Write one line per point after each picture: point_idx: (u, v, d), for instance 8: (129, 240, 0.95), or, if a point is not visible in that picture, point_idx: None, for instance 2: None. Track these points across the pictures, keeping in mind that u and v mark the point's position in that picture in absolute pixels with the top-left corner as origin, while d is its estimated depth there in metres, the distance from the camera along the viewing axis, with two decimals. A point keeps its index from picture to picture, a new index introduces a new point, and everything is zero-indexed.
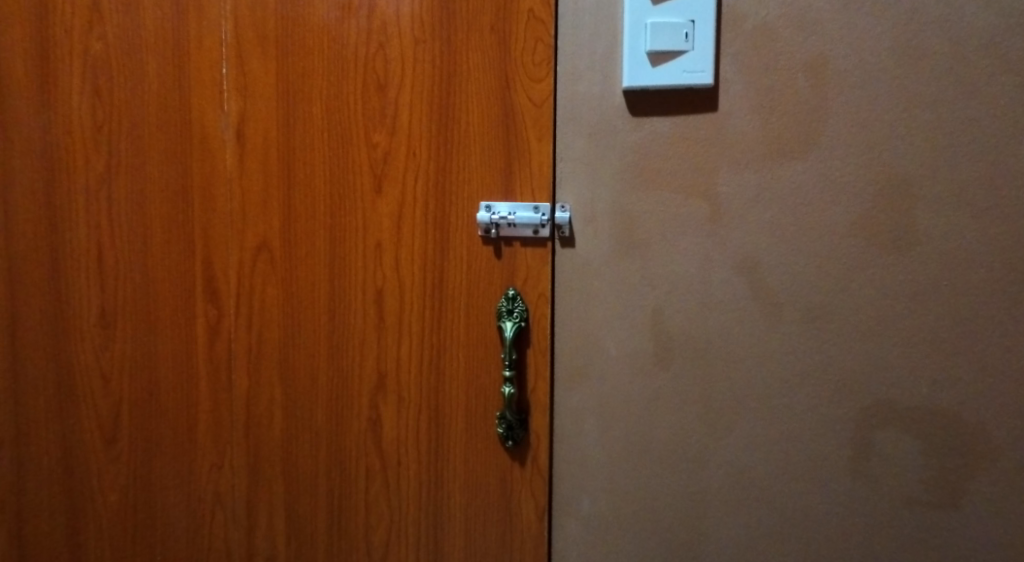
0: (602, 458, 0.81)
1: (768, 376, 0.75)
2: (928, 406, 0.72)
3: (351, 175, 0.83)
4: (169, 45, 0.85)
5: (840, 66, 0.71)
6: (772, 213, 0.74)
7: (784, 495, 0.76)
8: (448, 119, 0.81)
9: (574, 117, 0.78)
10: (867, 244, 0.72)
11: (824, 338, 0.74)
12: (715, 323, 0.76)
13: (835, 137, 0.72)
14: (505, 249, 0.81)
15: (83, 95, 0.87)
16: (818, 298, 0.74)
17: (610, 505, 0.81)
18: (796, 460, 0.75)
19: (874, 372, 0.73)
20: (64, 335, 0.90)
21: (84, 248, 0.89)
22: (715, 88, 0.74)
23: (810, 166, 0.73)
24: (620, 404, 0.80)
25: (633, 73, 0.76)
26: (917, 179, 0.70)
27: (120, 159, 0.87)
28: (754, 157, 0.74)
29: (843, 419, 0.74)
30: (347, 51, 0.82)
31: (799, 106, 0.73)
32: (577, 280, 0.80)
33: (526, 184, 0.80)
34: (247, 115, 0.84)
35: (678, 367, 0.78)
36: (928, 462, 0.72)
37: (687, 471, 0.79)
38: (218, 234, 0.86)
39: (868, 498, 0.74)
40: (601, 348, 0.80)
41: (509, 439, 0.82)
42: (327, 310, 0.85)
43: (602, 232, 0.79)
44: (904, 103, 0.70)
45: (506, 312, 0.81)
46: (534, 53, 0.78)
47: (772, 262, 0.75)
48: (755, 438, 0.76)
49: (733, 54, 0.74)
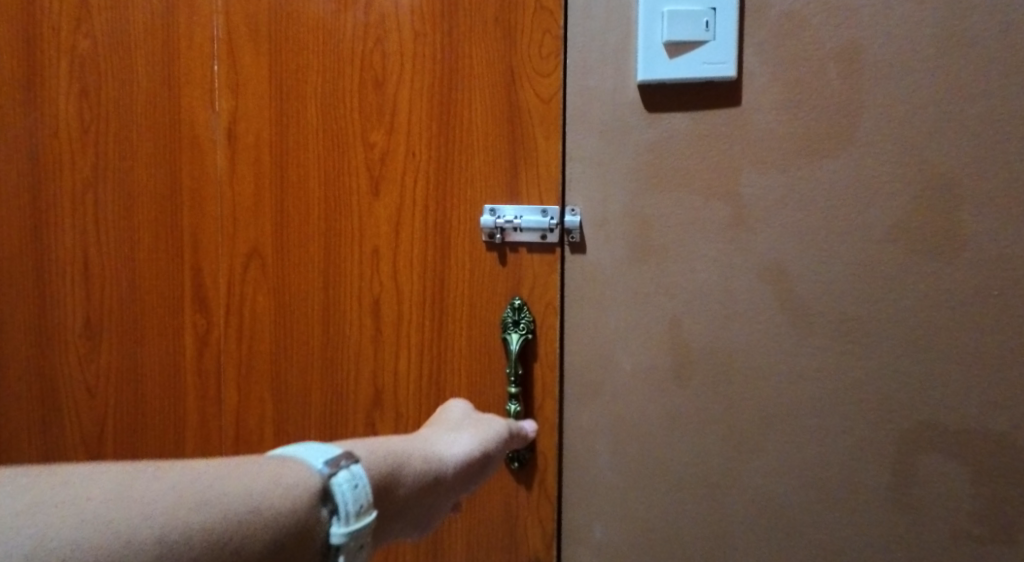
0: (615, 483, 0.75)
1: (797, 394, 0.69)
2: (980, 429, 0.64)
3: (346, 178, 0.78)
4: (159, 42, 0.81)
5: (875, 55, 0.65)
6: (801, 215, 0.67)
7: (815, 525, 0.69)
8: (449, 117, 0.75)
9: (585, 114, 0.73)
10: (907, 250, 0.65)
11: (858, 354, 0.67)
12: (738, 336, 0.70)
13: (871, 132, 0.65)
14: (510, 256, 0.75)
15: (71, 94, 0.83)
16: (854, 308, 0.67)
17: (624, 533, 0.75)
18: (827, 487, 0.68)
19: (916, 391, 0.66)
20: (50, 346, 0.86)
21: (69, 255, 0.85)
22: (737, 81, 0.68)
23: (842, 165, 0.66)
24: (635, 424, 0.74)
25: (649, 65, 0.69)
26: (965, 178, 0.63)
27: (107, 161, 0.83)
28: (781, 154, 0.67)
29: (882, 443, 0.67)
30: (343, 46, 0.77)
31: (830, 99, 0.66)
32: (588, 289, 0.74)
33: (532, 187, 0.74)
34: (239, 114, 0.80)
35: (699, 384, 0.71)
36: (980, 492, 0.64)
37: (707, 497, 0.72)
38: (208, 240, 0.82)
39: (910, 531, 0.66)
40: (614, 363, 0.74)
41: (515, 459, 0.76)
42: (321, 321, 0.80)
43: (615, 237, 0.73)
44: (949, 94, 0.63)
45: (512, 324, 0.75)
46: (541, 45, 0.73)
47: (800, 269, 0.68)
48: (781, 462, 0.69)
49: (757, 44, 0.67)
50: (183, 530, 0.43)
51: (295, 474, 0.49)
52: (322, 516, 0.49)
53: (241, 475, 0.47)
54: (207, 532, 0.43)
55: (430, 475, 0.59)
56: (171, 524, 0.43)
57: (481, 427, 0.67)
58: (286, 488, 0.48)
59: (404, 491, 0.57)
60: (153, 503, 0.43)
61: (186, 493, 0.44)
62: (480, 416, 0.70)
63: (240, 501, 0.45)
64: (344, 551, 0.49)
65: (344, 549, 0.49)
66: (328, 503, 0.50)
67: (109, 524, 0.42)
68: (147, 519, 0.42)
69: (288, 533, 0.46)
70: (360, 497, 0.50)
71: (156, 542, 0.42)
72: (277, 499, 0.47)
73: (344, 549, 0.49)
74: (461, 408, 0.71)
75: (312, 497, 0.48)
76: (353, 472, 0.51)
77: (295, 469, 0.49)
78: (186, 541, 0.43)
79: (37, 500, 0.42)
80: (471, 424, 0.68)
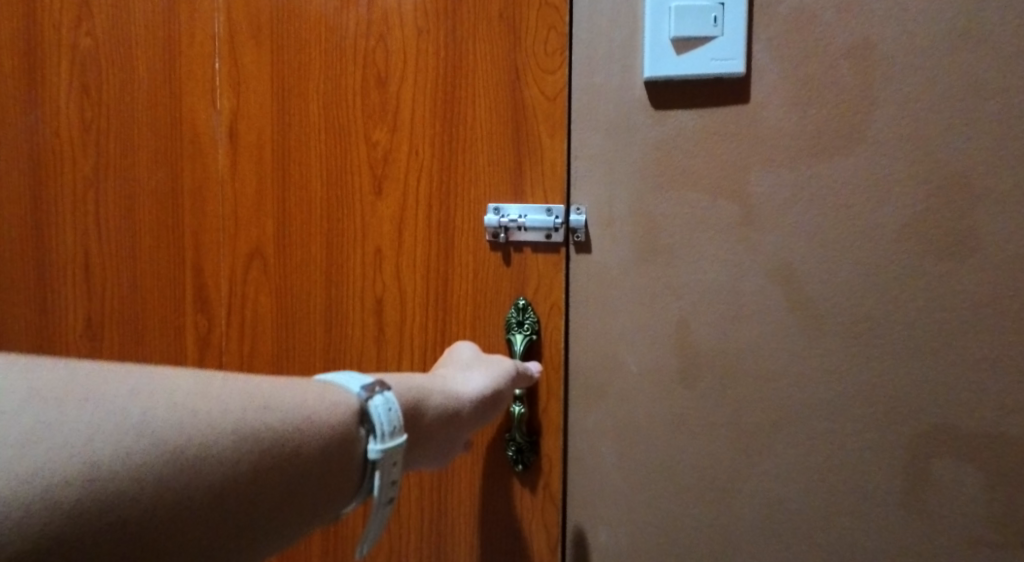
0: (621, 486, 0.74)
1: (807, 397, 0.67)
2: (995, 434, 0.63)
3: (349, 176, 0.77)
4: (159, 39, 0.81)
5: (888, 51, 0.63)
6: (811, 214, 0.66)
7: (826, 530, 0.68)
8: (453, 115, 0.74)
9: (590, 111, 0.71)
10: (920, 250, 0.63)
11: (870, 356, 0.65)
12: (746, 338, 0.68)
13: (884, 130, 0.64)
14: (514, 255, 0.74)
15: (71, 92, 0.83)
16: (865, 310, 0.65)
17: (630, 537, 0.74)
18: (837, 491, 0.67)
19: (929, 394, 0.64)
20: (52, 347, 0.86)
21: (71, 256, 0.84)
22: (746, 78, 0.67)
23: (854, 163, 0.65)
24: (641, 426, 0.72)
25: (656, 61, 0.68)
26: (980, 176, 0.62)
27: (109, 161, 0.83)
28: (790, 152, 0.66)
29: (894, 447, 0.65)
30: (345, 43, 0.76)
31: (841, 95, 0.64)
32: (593, 289, 0.73)
33: (537, 185, 0.73)
34: (240, 112, 0.79)
35: (706, 386, 0.70)
36: (995, 497, 0.63)
37: (714, 501, 0.71)
38: (209, 240, 0.81)
39: (923, 537, 0.65)
40: (620, 365, 0.73)
41: (519, 462, 0.75)
42: (323, 321, 0.79)
43: (621, 236, 0.71)
44: (964, 90, 0.62)
45: (516, 324, 0.74)
46: (546, 42, 0.71)
47: (810, 270, 0.66)
48: (791, 466, 0.68)
49: (767, 40, 0.66)
50: (255, 430, 0.46)
51: (335, 393, 0.52)
52: (359, 434, 0.52)
53: (293, 390, 0.50)
54: (274, 434, 0.47)
55: (450, 409, 0.61)
56: (245, 424, 0.46)
57: (490, 365, 0.69)
58: (332, 405, 0.51)
59: (426, 421, 0.59)
60: (228, 404, 0.46)
61: (255, 401, 0.48)
62: (488, 357, 0.70)
63: (299, 413, 0.49)
64: (380, 466, 0.52)
65: (380, 463, 0.52)
66: (365, 423, 0.52)
67: (185, 415, 0.44)
68: (225, 415, 0.46)
69: (334, 445, 0.50)
70: (395, 419, 0.53)
71: (235, 437, 0.45)
72: (326, 414, 0.50)
73: (381, 464, 0.52)
74: (469, 351, 0.72)
75: (354, 415, 0.52)
76: (387, 397, 0.53)
77: (334, 391, 0.53)
78: (256, 437, 0.46)
79: (131, 388, 0.44)
80: (479, 362, 0.69)
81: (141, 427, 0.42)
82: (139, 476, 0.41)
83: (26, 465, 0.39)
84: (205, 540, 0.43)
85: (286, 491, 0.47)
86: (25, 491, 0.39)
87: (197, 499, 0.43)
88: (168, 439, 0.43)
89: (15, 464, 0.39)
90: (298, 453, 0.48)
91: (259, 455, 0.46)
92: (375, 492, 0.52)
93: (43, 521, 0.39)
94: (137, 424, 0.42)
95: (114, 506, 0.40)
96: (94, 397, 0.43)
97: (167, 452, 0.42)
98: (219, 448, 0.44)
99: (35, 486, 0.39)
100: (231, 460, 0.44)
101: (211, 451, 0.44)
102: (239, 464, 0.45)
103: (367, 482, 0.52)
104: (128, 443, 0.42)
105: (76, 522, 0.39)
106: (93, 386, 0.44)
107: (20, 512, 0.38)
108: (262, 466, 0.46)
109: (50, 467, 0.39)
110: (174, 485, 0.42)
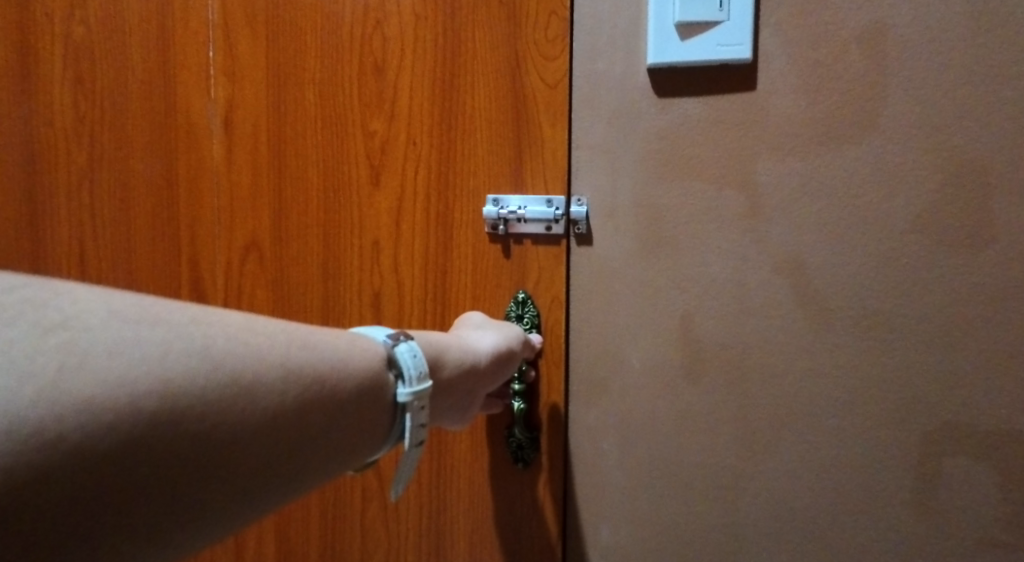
0: (623, 483, 0.72)
1: (815, 393, 0.65)
2: (1009, 433, 0.60)
3: (345, 166, 0.76)
4: (153, 27, 0.79)
5: (900, 35, 0.61)
6: (820, 205, 0.64)
7: (833, 530, 0.66)
8: (452, 104, 0.72)
9: (593, 99, 0.69)
10: (932, 243, 0.61)
11: (880, 351, 0.63)
12: (752, 332, 0.66)
13: (895, 117, 0.61)
14: (514, 247, 0.72)
15: (65, 83, 0.82)
16: (875, 304, 0.63)
17: (633, 535, 0.72)
18: (846, 490, 0.65)
19: (941, 391, 0.62)
20: None
21: (66, 247, 0.84)
22: (753, 64, 0.64)
23: (864, 152, 0.62)
24: (644, 423, 0.71)
25: (660, 47, 0.66)
26: (996, 165, 0.59)
27: (104, 151, 0.82)
28: (797, 142, 0.64)
29: (905, 444, 0.63)
30: (342, 30, 0.74)
31: (850, 83, 0.62)
32: (596, 281, 0.71)
33: (537, 176, 0.71)
34: (235, 102, 0.78)
35: (710, 381, 0.68)
36: (1009, 497, 0.61)
37: (720, 499, 0.69)
38: (205, 232, 0.80)
39: (934, 538, 0.63)
40: (623, 360, 0.71)
41: (519, 459, 0.74)
42: (320, 314, 0.78)
43: (623, 228, 0.70)
44: (979, 76, 0.59)
45: (515, 318, 0.73)
46: (547, 27, 0.69)
47: (818, 262, 0.64)
48: (798, 464, 0.66)
49: (774, 24, 0.64)
50: (300, 366, 0.47)
51: (365, 342, 0.53)
52: (389, 378, 0.52)
53: (330, 335, 0.51)
54: (316, 371, 0.48)
55: (468, 364, 0.61)
56: (291, 359, 0.47)
57: (504, 330, 0.67)
58: (364, 351, 0.52)
59: (445, 375, 0.59)
60: (274, 339, 0.47)
61: (297, 338, 0.48)
62: (498, 325, 0.68)
63: (337, 355, 0.50)
64: (410, 408, 0.52)
65: (410, 406, 0.52)
66: (392, 367, 0.53)
67: (239, 344, 0.45)
68: (272, 349, 0.46)
69: (367, 390, 0.51)
70: (422, 365, 0.53)
71: (282, 370, 0.46)
72: (357, 358, 0.51)
73: (411, 407, 0.53)
74: (478, 319, 0.69)
75: (380, 361, 0.52)
76: (412, 345, 0.54)
77: (364, 339, 0.53)
78: (300, 371, 0.47)
79: (192, 318, 0.45)
80: (493, 326, 0.67)
81: (202, 352, 0.43)
82: (203, 397, 0.42)
83: (110, 377, 0.40)
84: (240, 487, 0.44)
85: (326, 429, 0.48)
86: (109, 400, 0.39)
87: (249, 427, 0.44)
88: (227, 366, 0.44)
89: (100, 374, 0.40)
90: (337, 392, 0.48)
91: (304, 387, 0.47)
92: (406, 435, 0.53)
93: (119, 434, 0.39)
94: (201, 349, 0.43)
95: (178, 427, 0.41)
96: (159, 320, 0.43)
97: (226, 379, 0.43)
98: (269, 380, 0.45)
99: (120, 396, 0.40)
100: (280, 391, 0.45)
101: (261, 382, 0.45)
102: (287, 396, 0.46)
103: (396, 426, 0.53)
104: (192, 365, 0.42)
105: (144, 442, 0.40)
106: (158, 312, 0.44)
107: (108, 417, 0.39)
108: (306, 401, 0.47)
109: (131, 380, 0.40)
110: (229, 413, 0.43)
